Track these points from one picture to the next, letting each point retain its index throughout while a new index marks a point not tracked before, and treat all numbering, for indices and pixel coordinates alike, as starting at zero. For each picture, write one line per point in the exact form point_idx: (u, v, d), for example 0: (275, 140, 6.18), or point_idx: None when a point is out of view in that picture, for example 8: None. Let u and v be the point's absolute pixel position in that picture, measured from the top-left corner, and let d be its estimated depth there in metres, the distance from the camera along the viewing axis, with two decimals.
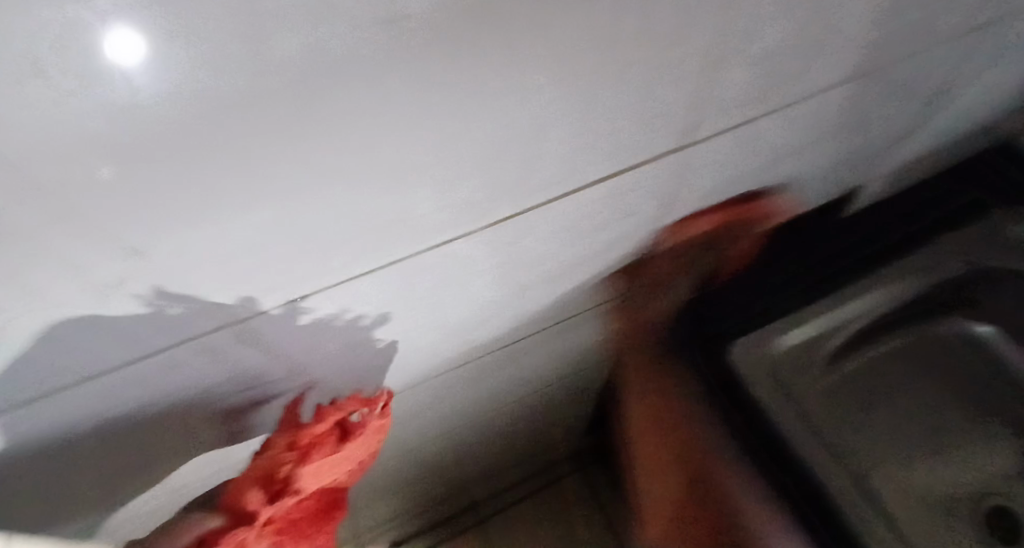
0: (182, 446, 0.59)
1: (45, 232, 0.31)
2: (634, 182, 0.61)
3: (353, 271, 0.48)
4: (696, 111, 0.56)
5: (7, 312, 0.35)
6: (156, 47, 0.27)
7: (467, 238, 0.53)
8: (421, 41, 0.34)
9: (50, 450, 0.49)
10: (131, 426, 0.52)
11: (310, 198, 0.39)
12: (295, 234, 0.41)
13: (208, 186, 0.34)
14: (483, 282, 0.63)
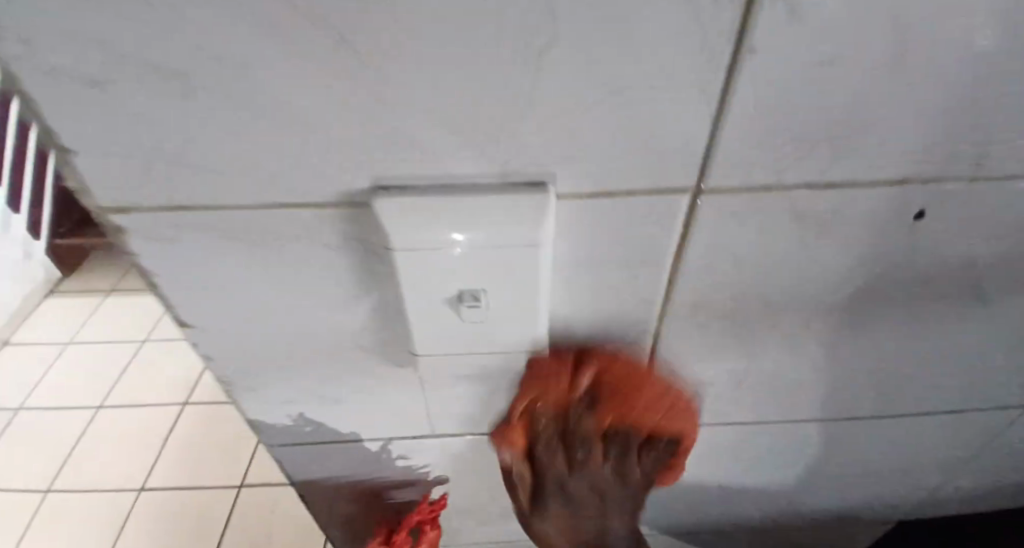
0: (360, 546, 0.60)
1: (332, 396, 0.38)
2: (813, 445, 0.48)
3: None
4: (898, 377, 0.41)
5: (288, 438, 0.42)
6: (446, 314, 0.30)
7: None
8: (607, 262, 0.30)
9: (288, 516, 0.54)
10: (335, 526, 0.54)
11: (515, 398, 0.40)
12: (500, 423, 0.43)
13: (441, 379, 0.38)
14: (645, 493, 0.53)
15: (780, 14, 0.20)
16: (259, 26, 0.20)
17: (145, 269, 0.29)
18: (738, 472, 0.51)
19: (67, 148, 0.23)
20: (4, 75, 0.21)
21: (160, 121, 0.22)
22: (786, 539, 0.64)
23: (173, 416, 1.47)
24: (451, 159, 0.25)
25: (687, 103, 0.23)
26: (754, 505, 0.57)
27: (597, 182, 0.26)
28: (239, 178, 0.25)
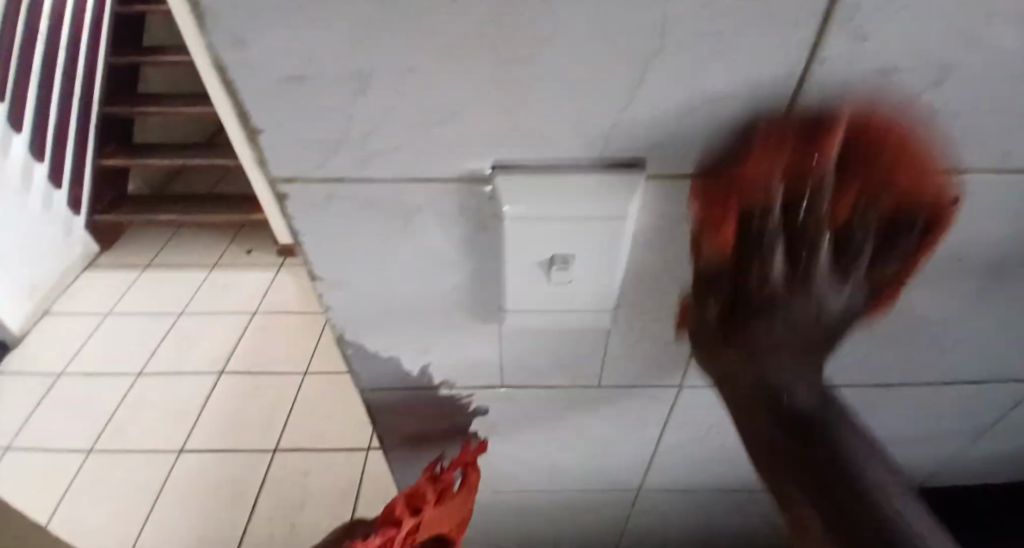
0: None
1: (425, 347, 0.45)
2: (838, 405, 0.54)
3: (588, 406, 0.53)
4: (917, 343, 0.47)
5: (378, 385, 0.49)
6: (539, 278, 0.36)
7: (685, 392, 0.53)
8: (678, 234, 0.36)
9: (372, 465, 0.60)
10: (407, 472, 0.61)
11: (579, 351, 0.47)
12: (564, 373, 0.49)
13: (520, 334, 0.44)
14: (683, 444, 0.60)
15: (846, 30, 0.27)
16: (444, 39, 0.26)
17: (293, 228, 0.35)
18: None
19: (259, 130, 0.29)
20: (229, 76, 0.27)
21: (345, 112, 0.28)
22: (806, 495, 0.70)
23: (213, 381, 1.84)
24: (564, 144, 0.31)
25: (765, 100, 0.29)
26: None
27: (682, 164, 0.32)
28: (393, 158, 0.31)
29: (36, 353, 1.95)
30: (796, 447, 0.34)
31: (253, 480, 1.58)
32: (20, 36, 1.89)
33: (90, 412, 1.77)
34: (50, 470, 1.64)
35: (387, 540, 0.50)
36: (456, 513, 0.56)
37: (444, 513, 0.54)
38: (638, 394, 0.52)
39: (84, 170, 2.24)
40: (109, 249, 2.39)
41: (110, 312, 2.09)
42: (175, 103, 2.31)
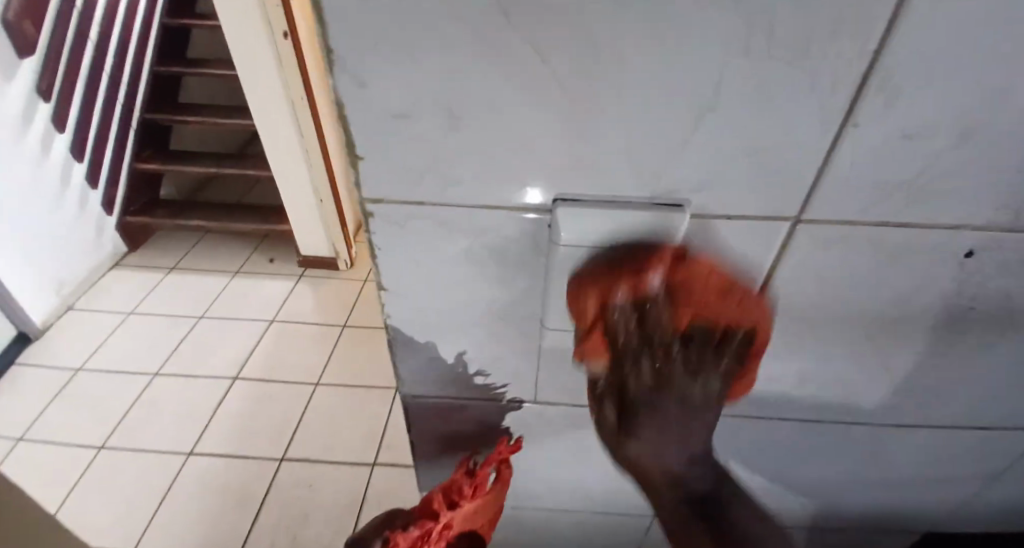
0: None
1: (469, 357, 0.48)
2: (852, 445, 0.56)
3: None
4: (931, 390, 0.50)
5: (420, 392, 0.52)
6: None
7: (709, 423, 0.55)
8: None
9: None
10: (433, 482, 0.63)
11: None
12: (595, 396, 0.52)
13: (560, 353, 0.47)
14: None
15: (874, 100, 0.31)
16: (530, 89, 0.31)
17: (370, 242, 0.39)
18: (786, 466, 0.59)
19: (359, 155, 0.34)
20: (344, 109, 0.32)
21: (436, 143, 0.33)
22: (817, 536, 0.71)
23: (228, 385, 1.88)
24: (618, 182, 0.35)
25: (800, 154, 0.34)
26: (793, 500, 0.65)
27: (723, 205, 0.36)
28: (471, 184, 0.35)
29: (57, 347, 2.00)
30: (697, 532, 0.39)
31: (258, 488, 1.60)
32: (71, 43, 1.97)
33: (105, 408, 1.81)
34: (62, 462, 1.67)
35: (425, 533, 0.50)
36: (490, 506, 0.56)
37: (480, 506, 0.54)
38: None
39: (120, 173, 2.33)
40: (137, 250, 2.46)
41: (131, 312, 2.15)
42: (214, 115, 2.40)
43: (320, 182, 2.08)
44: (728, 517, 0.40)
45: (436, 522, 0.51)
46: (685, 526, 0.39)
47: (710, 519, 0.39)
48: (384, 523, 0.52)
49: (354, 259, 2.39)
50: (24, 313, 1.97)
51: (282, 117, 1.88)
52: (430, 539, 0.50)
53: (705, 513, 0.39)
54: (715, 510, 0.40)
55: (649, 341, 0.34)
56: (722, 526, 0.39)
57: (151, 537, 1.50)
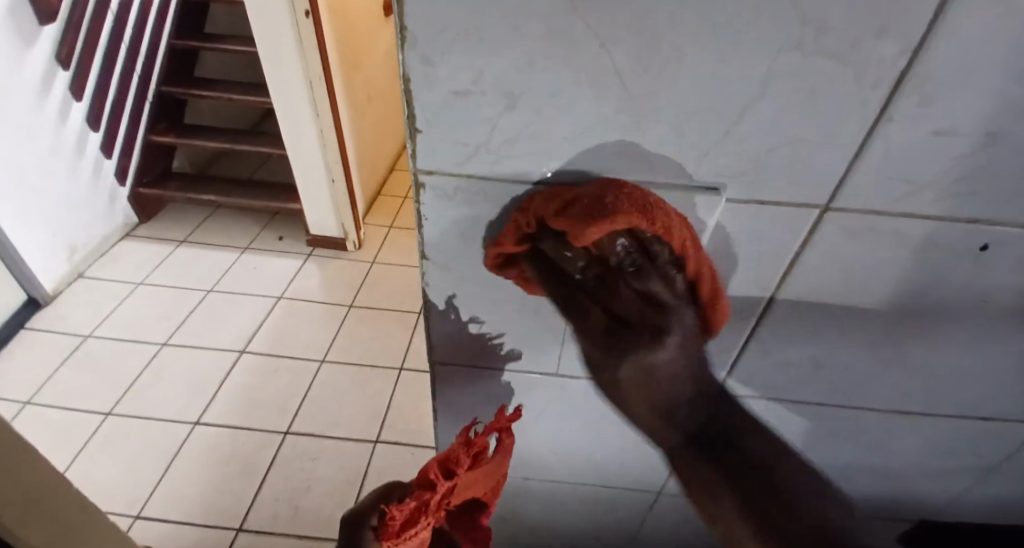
0: None
1: (502, 329, 0.51)
2: (860, 432, 0.59)
3: None
4: (939, 381, 0.52)
5: (451, 362, 0.55)
6: None
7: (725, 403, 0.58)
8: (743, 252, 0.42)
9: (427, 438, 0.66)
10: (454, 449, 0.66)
11: None
12: None
13: None
14: None
15: (908, 98, 0.34)
16: (586, 74, 0.33)
17: (419, 212, 0.42)
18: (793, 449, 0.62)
19: (419, 130, 0.37)
20: (410, 85, 0.35)
21: (492, 121, 0.36)
22: None
23: (235, 358, 1.91)
24: (658, 165, 0.37)
25: (833, 147, 0.36)
26: None
27: (757, 192, 0.39)
28: (520, 161, 0.38)
29: (67, 313, 2.03)
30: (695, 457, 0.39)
31: (263, 459, 1.64)
32: (90, 11, 1.98)
33: (114, 375, 1.85)
34: (70, 426, 1.70)
35: (423, 503, 0.50)
36: (486, 475, 0.56)
37: (476, 476, 0.55)
38: None
39: (133, 144, 2.35)
40: (148, 221, 2.48)
41: (141, 282, 2.18)
42: (229, 90, 2.41)
43: (333, 163, 2.10)
44: (734, 443, 0.38)
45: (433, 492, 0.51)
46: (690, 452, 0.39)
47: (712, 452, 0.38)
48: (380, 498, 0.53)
49: (363, 239, 2.42)
50: (36, 278, 1.99)
51: (298, 95, 1.90)
52: (427, 509, 0.50)
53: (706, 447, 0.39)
54: (716, 435, 0.39)
55: (605, 305, 0.38)
56: (720, 449, 0.38)
57: (157, 502, 1.54)
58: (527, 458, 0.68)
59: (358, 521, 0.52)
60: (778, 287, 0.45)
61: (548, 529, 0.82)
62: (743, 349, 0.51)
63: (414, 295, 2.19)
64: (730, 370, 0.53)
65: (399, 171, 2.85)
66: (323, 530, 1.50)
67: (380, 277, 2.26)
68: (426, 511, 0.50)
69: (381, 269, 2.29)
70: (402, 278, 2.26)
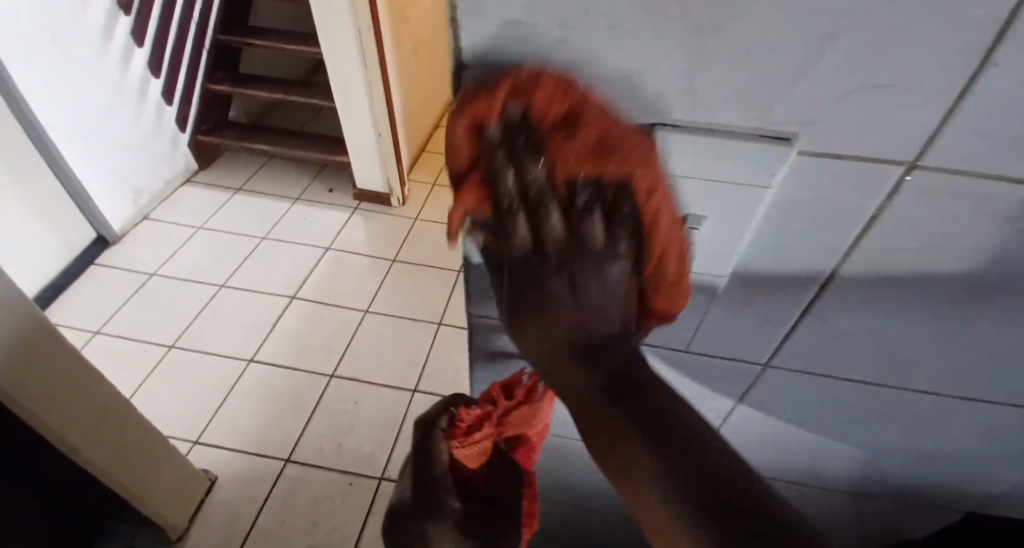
0: None
1: None
2: (918, 414, 0.56)
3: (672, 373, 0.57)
4: (1012, 363, 0.49)
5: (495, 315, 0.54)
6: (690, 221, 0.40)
7: (771, 376, 0.55)
8: (814, 212, 0.40)
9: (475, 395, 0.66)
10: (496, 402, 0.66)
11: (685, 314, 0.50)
12: (663, 336, 0.53)
13: None
14: (753, 426, 0.63)
15: (1015, 44, 0.30)
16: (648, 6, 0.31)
17: None
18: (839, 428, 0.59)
19: (469, 67, 0.35)
20: (462, 18, 0.33)
21: (546, 58, 0.34)
22: (858, 500, 0.72)
23: (285, 303, 1.98)
24: (722, 111, 0.35)
25: (920, 96, 0.33)
26: (848, 459, 0.65)
27: (832, 145, 0.36)
28: None
29: (133, 252, 2.14)
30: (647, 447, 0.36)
31: (310, 398, 1.71)
32: None
33: (175, 311, 1.95)
34: (136, 356, 1.82)
35: (484, 415, 0.55)
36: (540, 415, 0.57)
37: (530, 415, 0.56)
38: (723, 369, 0.55)
39: (192, 92, 2.40)
40: (206, 168, 2.56)
41: (201, 227, 2.26)
42: (280, 41, 2.41)
43: (380, 115, 2.09)
44: (696, 446, 0.36)
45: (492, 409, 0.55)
46: (608, 417, 0.38)
47: (682, 459, 0.35)
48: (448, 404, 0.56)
49: (407, 196, 2.43)
50: (104, 218, 2.09)
51: (347, 45, 1.88)
52: (488, 421, 0.54)
53: (678, 446, 0.36)
54: (681, 439, 0.36)
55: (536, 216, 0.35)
56: (686, 448, 0.36)
57: (212, 431, 1.64)
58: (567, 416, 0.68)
59: (428, 422, 0.55)
60: (845, 253, 0.42)
61: (576, 486, 0.83)
62: (798, 319, 0.48)
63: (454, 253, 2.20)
64: (781, 340, 0.51)
65: None
66: (363, 467, 1.57)
67: (423, 233, 2.28)
68: (486, 423, 0.54)
69: (425, 225, 2.31)
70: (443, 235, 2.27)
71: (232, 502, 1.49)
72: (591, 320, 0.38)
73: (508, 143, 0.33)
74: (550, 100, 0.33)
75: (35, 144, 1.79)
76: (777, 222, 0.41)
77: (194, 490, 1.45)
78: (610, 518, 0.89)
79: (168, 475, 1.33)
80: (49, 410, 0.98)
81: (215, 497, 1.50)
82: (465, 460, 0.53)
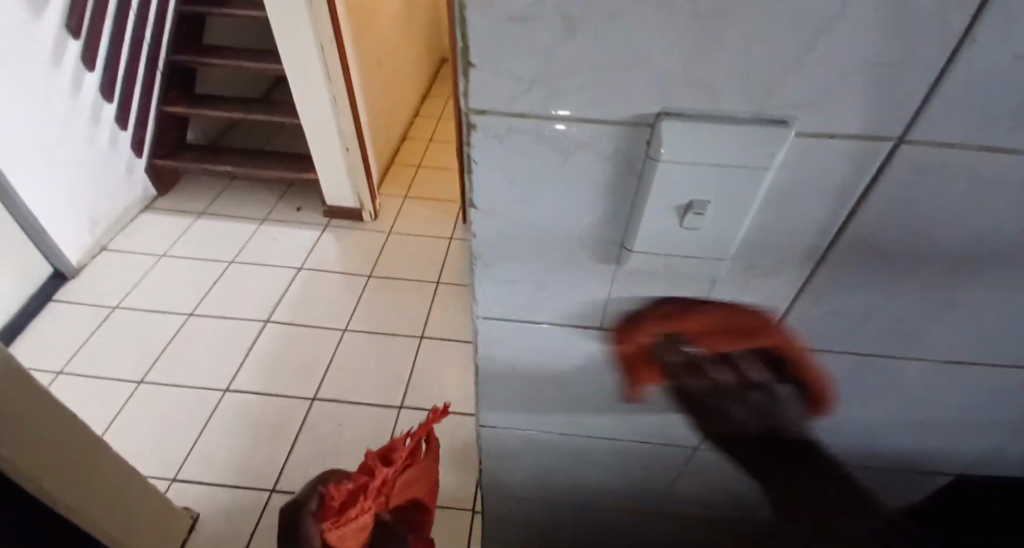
0: (513, 432, 0.71)
1: (551, 277, 0.49)
2: (912, 385, 0.58)
3: None
4: (998, 328, 0.51)
5: (498, 316, 0.54)
6: (695, 208, 0.40)
7: None
8: (813, 190, 0.41)
9: (480, 399, 0.66)
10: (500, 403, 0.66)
11: (688, 301, 0.50)
12: None
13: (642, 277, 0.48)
14: None
15: (992, 21, 0.32)
16: None
17: (467, 155, 0.41)
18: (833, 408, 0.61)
19: (472, 64, 0.36)
20: (465, 15, 0.34)
21: (550, 50, 0.35)
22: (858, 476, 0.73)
23: (260, 327, 1.94)
24: (720, 97, 0.36)
25: (908, 71, 0.34)
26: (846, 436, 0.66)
27: (826, 123, 0.37)
28: (577, 95, 0.36)
29: (96, 284, 2.07)
30: None
31: (292, 423, 1.67)
32: None
33: (142, 345, 1.88)
34: (104, 393, 1.75)
35: (361, 487, 0.64)
36: (421, 468, 0.72)
37: (411, 473, 0.71)
38: None
39: (147, 116, 2.34)
40: (166, 193, 2.49)
41: (164, 255, 2.20)
42: (238, 60, 2.36)
43: (347, 132, 2.07)
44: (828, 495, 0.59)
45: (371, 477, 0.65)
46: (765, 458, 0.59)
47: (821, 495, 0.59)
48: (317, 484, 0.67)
49: (378, 211, 2.40)
50: (61, 251, 2.01)
51: (310, 62, 1.87)
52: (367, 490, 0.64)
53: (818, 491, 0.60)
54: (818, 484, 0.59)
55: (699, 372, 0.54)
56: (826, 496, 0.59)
57: (191, 465, 1.58)
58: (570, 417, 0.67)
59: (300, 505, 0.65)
60: (839, 229, 0.43)
61: (576, 485, 0.82)
62: (795, 298, 0.49)
63: (430, 265, 2.19)
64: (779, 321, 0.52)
65: (413, 141, 2.82)
66: None
67: (397, 247, 2.26)
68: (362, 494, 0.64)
69: (399, 239, 2.29)
70: (419, 248, 2.25)
71: (217, 533, 1.44)
72: (754, 412, 0.59)
73: (670, 342, 0.52)
74: (701, 317, 0.50)
75: None
76: (777, 202, 0.42)
77: (176, 526, 1.40)
78: (613, 516, 0.89)
79: (148, 512, 1.29)
80: (26, 457, 0.94)
81: (198, 531, 1.45)
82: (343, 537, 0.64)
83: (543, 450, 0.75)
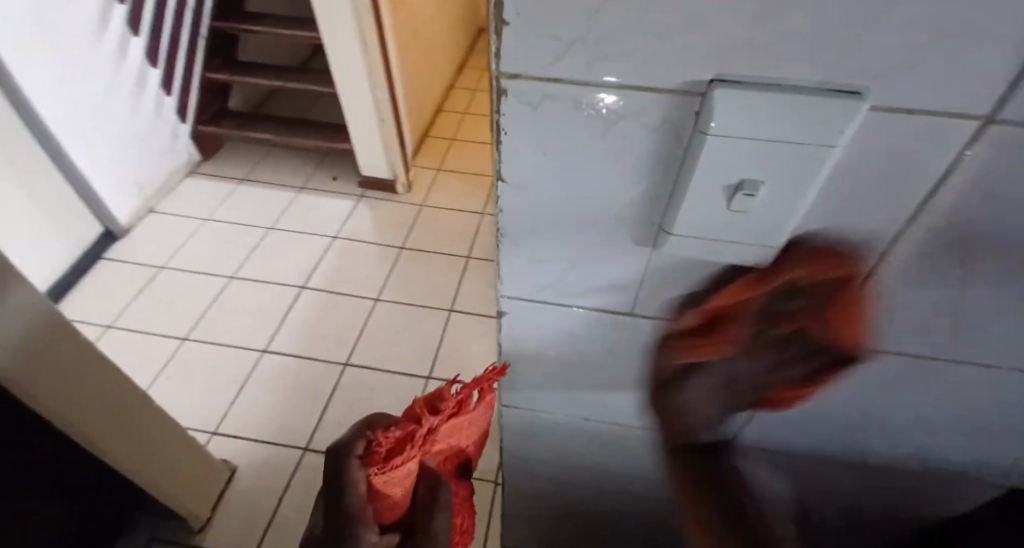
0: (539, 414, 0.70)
1: (584, 258, 0.46)
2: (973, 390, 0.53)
3: None
4: None
5: (526, 297, 0.52)
6: (748, 189, 0.36)
7: None
8: (881, 174, 0.36)
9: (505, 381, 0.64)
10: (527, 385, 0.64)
11: None
12: None
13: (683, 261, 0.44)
14: (797, 407, 0.60)
15: None
16: None
17: (498, 123, 0.38)
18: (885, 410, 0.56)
19: (506, 22, 0.33)
20: None
21: (592, 9, 0.31)
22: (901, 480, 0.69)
23: (295, 293, 1.96)
24: (782, 65, 0.32)
25: (1005, 40, 0.29)
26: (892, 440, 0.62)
27: (903, 97, 0.32)
28: (620, 60, 0.33)
29: (143, 244, 2.13)
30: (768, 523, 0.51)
31: (324, 388, 1.70)
32: None
33: (185, 306, 1.93)
34: (149, 349, 1.81)
35: (408, 435, 0.63)
36: (475, 419, 0.67)
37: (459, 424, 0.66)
38: None
39: (191, 80, 2.36)
40: (210, 159, 2.53)
41: (207, 218, 2.24)
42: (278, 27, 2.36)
43: (383, 102, 2.05)
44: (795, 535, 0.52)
45: (417, 425, 0.63)
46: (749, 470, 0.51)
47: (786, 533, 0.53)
48: (363, 428, 0.65)
49: (413, 183, 2.39)
50: (110, 211, 2.07)
51: (347, 28, 1.84)
52: (413, 439, 0.63)
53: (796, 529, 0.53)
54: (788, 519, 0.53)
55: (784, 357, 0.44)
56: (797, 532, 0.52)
57: (229, 423, 1.63)
58: (598, 404, 0.65)
59: (341, 450, 0.64)
60: (909, 218, 0.39)
61: (602, 471, 0.80)
62: None
63: (463, 239, 2.17)
64: None
65: (449, 113, 2.79)
66: None
67: (431, 219, 2.24)
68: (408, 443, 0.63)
69: (432, 212, 2.27)
70: (453, 221, 2.24)
71: (251, 488, 1.49)
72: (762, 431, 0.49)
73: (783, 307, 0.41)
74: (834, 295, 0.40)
75: (40, 142, 1.78)
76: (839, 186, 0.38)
77: (214, 479, 1.44)
78: (639, 503, 0.87)
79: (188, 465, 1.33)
80: (64, 406, 0.97)
81: (234, 485, 1.49)
82: (389, 482, 0.64)
83: (569, 433, 0.73)
